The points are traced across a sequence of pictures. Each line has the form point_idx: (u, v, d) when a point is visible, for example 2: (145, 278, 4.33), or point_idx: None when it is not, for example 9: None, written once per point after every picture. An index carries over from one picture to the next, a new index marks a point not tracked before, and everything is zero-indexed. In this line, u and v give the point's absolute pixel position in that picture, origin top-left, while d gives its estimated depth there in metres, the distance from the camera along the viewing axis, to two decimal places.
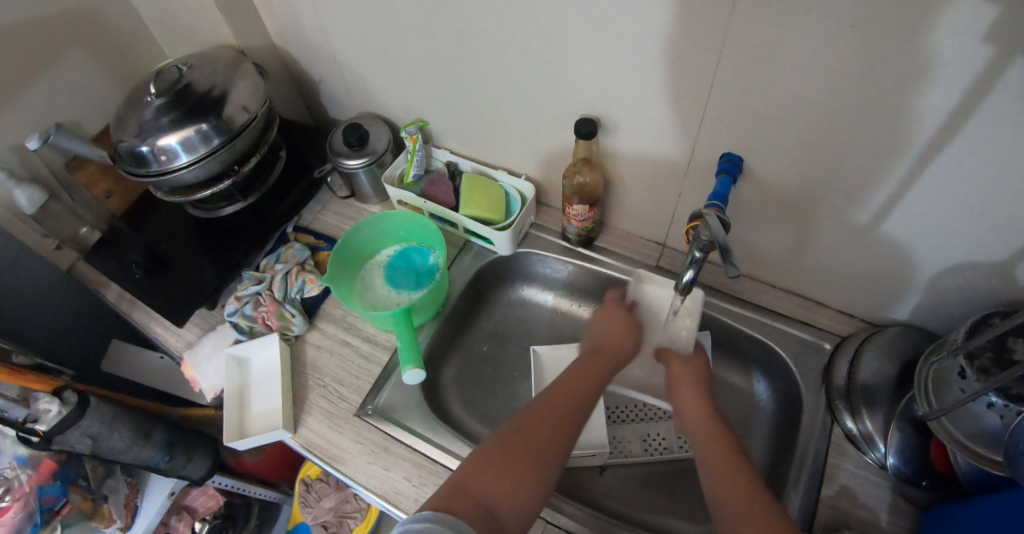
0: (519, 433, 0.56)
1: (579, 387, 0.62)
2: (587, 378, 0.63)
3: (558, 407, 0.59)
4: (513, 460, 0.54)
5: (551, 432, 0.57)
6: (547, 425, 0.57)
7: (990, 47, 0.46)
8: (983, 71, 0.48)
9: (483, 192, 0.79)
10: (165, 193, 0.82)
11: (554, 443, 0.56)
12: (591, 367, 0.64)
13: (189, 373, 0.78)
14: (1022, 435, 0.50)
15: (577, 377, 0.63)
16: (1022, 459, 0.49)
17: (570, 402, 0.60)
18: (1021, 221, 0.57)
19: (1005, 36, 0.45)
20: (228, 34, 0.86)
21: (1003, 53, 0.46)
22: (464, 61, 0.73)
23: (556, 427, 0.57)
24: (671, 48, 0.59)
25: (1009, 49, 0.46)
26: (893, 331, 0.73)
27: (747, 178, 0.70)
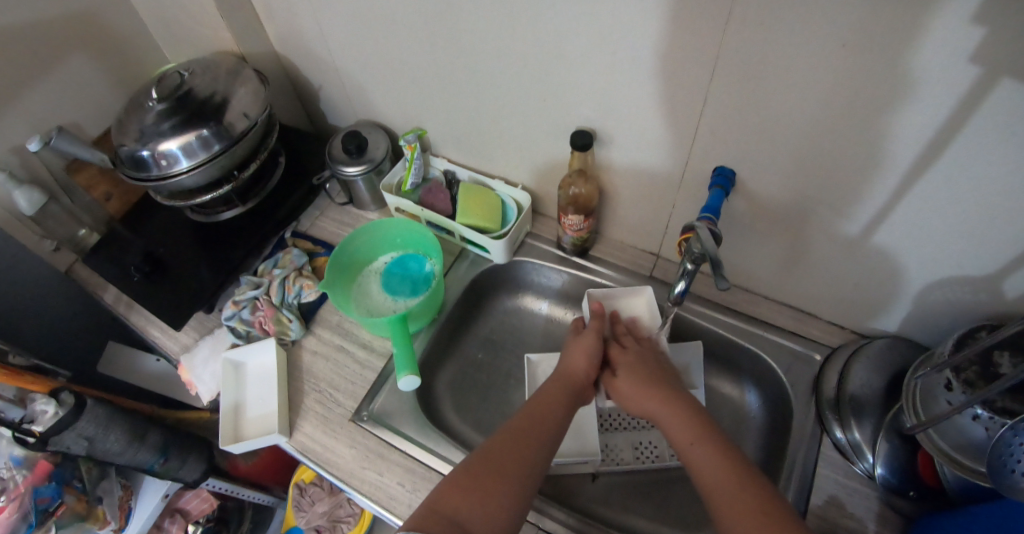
0: (490, 455, 0.57)
1: (547, 409, 0.62)
2: (554, 402, 0.63)
3: (528, 429, 0.60)
4: (487, 483, 0.54)
5: (521, 452, 0.58)
6: (516, 445, 0.58)
7: (975, 69, 0.48)
8: (969, 91, 0.49)
9: (479, 201, 0.80)
10: (164, 198, 0.83)
11: (526, 465, 0.57)
12: (556, 391, 0.65)
13: (185, 376, 0.78)
14: (1003, 446, 0.51)
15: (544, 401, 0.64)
16: (1002, 470, 0.50)
17: (540, 424, 0.61)
18: (1006, 237, 0.59)
19: (990, 57, 0.46)
20: (230, 41, 0.87)
21: (987, 75, 0.48)
22: (463, 72, 0.74)
23: (527, 449, 0.58)
24: (666, 64, 0.60)
25: (993, 71, 0.47)
26: (881, 343, 0.74)
27: (739, 192, 0.71)
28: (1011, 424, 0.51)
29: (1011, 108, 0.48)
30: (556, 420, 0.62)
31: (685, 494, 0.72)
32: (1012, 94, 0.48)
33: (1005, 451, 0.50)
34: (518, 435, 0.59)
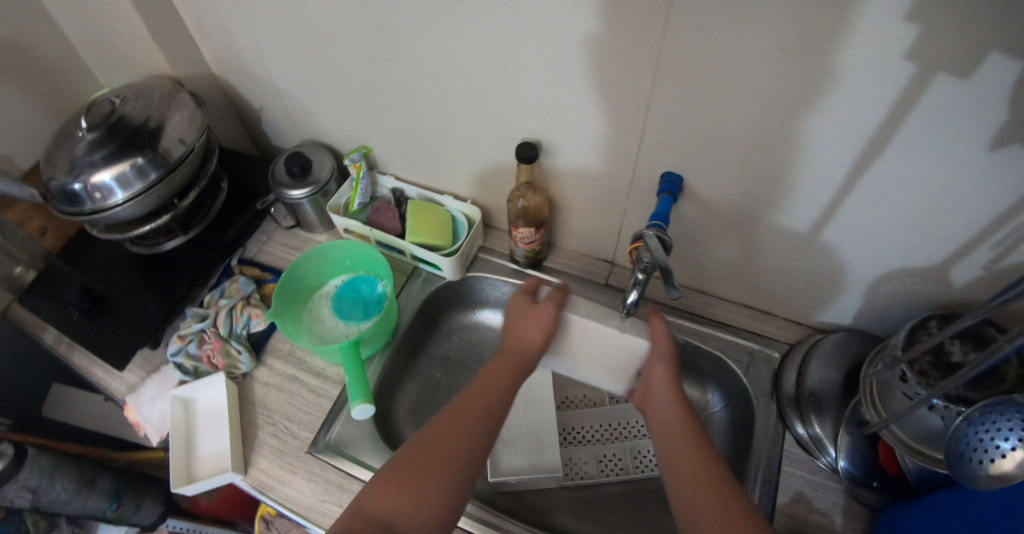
0: (428, 449, 0.52)
1: (492, 390, 0.57)
2: (501, 379, 0.58)
3: (467, 412, 0.55)
4: (422, 481, 0.50)
5: (460, 443, 0.53)
6: (456, 436, 0.53)
7: (911, 65, 0.48)
8: (907, 88, 0.50)
9: (429, 218, 0.78)
10: (101, 230, 0.79)
11: (461, 461, 0.52)
12: (503, 368, 0.59)
13: (133, 417, 0.75)
14: (961, 435, 0.50)
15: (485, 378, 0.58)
16: (963, 460, 0.50)
17: (480, 409, 0.55)
18: (948, 229, 0.60)
19: (925, 54, 0.47)
20: (164, 64, 0.83)
21: (923, 71, 0.48)
22: (405, 88, 0.72)
23: (463, 437, 0.53)
24: (608, 71, 0.59)
25: (928, 67, 0.48)
26: (836, 337, 0.75)
27: (688, 197, 0.70)
28: (966, 413, 0.51)
29: (946, 102, 0.49)
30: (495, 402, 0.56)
31: (652, 504, 0.71)
32: (946, 89, 0.48)
33: (963, 441, 0.50)
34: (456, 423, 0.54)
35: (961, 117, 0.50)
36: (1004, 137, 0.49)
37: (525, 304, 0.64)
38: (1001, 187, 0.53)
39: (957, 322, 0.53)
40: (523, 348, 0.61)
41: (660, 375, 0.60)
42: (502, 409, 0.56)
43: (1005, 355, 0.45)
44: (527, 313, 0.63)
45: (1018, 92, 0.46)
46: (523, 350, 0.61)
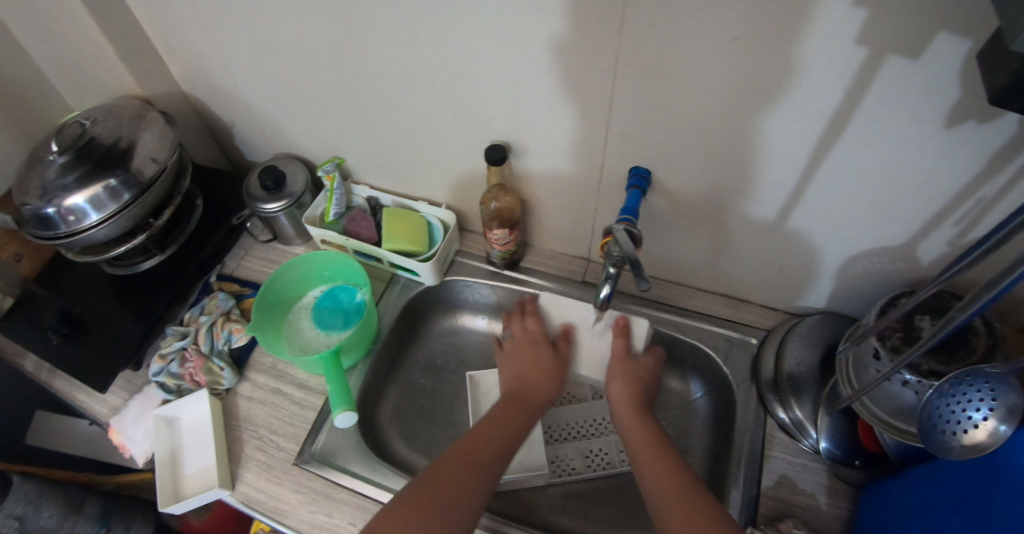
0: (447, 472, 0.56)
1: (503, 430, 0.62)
2: (510, 422, 0.64)
3: (476, 453, 0.59)
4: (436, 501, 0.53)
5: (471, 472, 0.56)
6: (468, 468, 0.57)
7: (862, 49, 0.49)
8: (860, 71, 0.51)
9: (405, 225, 0.79)
10: (76, 254, 0.78)
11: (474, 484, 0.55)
12: (510, 413, 0.65)
13: (117, 439, 0.75)
14: (933, 408, 0.51)
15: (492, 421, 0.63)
16: (936, 433, 0.51)
17: (491, 444, 0.60)
18: (911, 207, 0.61)
19: (875, 37, 0.48)
20: (133, 84, 0.83)
21: (874, 54, 0.49)
22: (372, 97, 0.73)
23: (475, 467, 0.57)
24: (570, 71, 0.60)
25: (879, 50, 0.48)
26: (811, 320, 0.76)
27: (657, 191, 0.71)
28: (937, 386, 0.52)
29: (899, 83, 0.50)
30: (500, 444, 0.61)
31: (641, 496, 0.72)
32: (899, 69, 0.49)
33: (936, 414, 0.51)
34: (466, 460, 0.57)
35: (916, 97, 0.51)
36: (958, 115, 0.50)
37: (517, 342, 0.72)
38: (959, 165, 0.54)
39: (918, 293, 0.56)
40: (530, 394, 0.68)
41: (620, 393, 0.66)
42: (507, 454, 0.60)
43: (956, 325, 0.48)
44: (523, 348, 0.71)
45: (968, 70, 0.47)
46: (523, 391, 0.68)
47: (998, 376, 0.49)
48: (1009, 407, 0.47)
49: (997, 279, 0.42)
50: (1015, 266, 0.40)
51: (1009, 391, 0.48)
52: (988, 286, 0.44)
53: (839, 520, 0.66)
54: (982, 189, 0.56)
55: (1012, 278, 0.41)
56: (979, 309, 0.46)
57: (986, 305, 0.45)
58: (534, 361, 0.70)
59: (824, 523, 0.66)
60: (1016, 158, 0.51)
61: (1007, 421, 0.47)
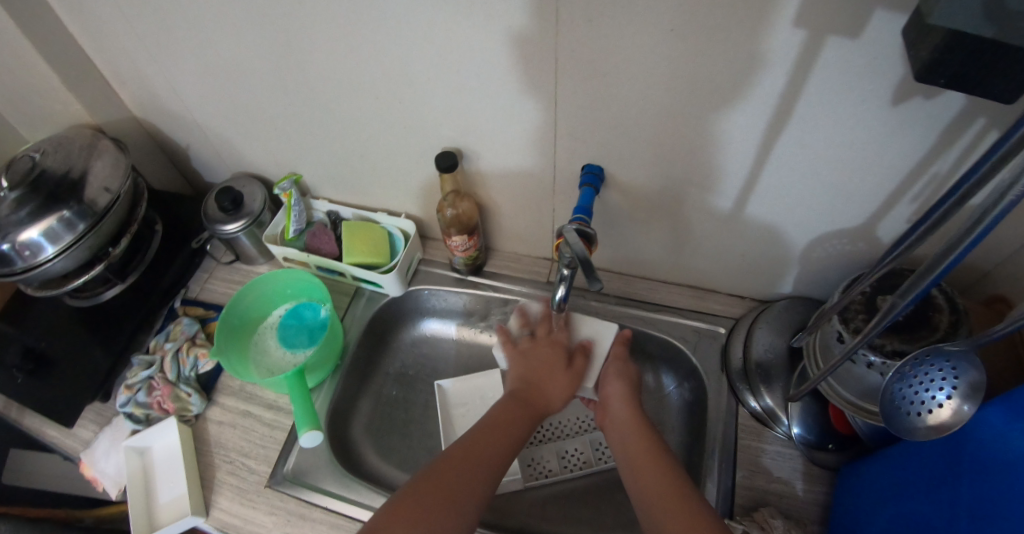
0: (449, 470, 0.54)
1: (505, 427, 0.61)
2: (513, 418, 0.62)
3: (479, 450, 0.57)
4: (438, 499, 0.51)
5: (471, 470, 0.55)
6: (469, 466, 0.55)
7: (801, 33, 0.48)
8: (800, 56, 0.50)
9: (365, 237, 0.78)
10: (35, 288, 0.77)
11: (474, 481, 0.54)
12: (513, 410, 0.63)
13: (89, 473, 0.73)
14: (895, 389, 0.51)
15: (500, 423, 0.61)
16: (901, 414, 0.51)
17: (493, 441, 0.59)
18: (865, 188, 0.61)
19: (812, 21, 0.47)
20: (82, 113, 0.82)
21: (814, 37, 0.48)
22: (322, 111, 0.72)
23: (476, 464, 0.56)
24: (513, 73, 0.59)
25: (818, 33, 0.48)
26: (778, 306, 0.77)
27: (612, 186, 0.71)
28: (897, 368, 0.51)
29: (839, 65, 0.50)
30: (500, 447, 0.59)
31: (619, 494, 0.72)
32: (839, 51, 0.49)
33: (898, 395, 0.51)
34: (466, 461, 0.56)
35: (859, 78, 0.50)
36: (904, 93, 0.50)
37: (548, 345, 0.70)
38: (909, 142, 0.54)
39: (874, 272, 0.56)
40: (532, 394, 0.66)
41: (617, 393, 0.65)
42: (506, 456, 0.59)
43: (900, 311, 0.48)
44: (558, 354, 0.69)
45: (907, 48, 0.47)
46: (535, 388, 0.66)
47: (958, 353, 0.49)
48: (970, 384, 0.48)
49: (938, 260, 0.42)
50: (959, 239, 0.40)
51: (969, 368, 0.48)
52: (934, 263, 0.43)
53: (816, 504, 0.66)
54: (934, 164, 0.56)
55: (954, 255, 0.41)
56: (933, 283, 0.44)
57: (938, 279, 0.44)
58: (557, 373, 0.67)
59: (801, 508, 0.66)
60: (964, 132, 0.51)
61: (970, 400, 0.48)
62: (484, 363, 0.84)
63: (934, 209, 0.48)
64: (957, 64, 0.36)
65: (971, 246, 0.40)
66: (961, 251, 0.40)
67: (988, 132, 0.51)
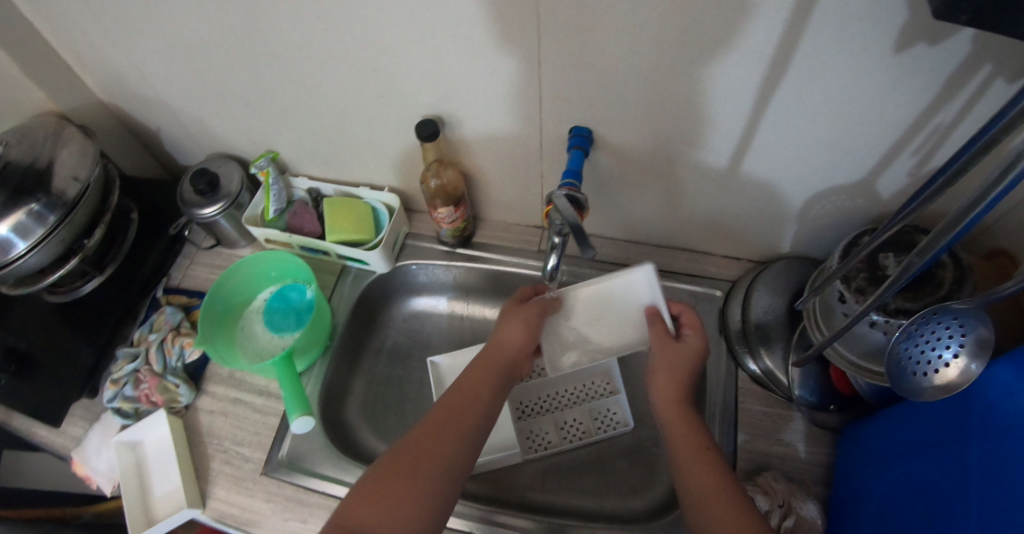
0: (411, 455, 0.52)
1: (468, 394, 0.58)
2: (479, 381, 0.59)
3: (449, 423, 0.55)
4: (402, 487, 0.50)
5: (441, 447, 0.53)
6: (436, 440, 0.54)
7: None
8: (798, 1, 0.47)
9: (347, 214, 0.75)
10: (9, 287, 0.74)
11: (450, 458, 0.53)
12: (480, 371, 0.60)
13: (81, 471, 0.72)
14: (901, 348, 0.49)
15: (457, 401, 0.57)
16: (906, 375, 0.49)
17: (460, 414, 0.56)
18: (865, 141, 0.58)
19: None
20: (44, 101, 0.78)
21: None
22: (293, 83, 0.69)
23: (441, 442, 0.54)
24: (494, 32, 0.56)
25: None
26: (777, 267, 0.73)
27: (603, 148, 0.68)
28: (903, 327, 0.49)
29: (839, 10, 0.46)
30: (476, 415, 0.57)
31: (620, 462, 0.71)
32: None
33: (904, 355, 0.49)
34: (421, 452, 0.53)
35: (860, 23, 0.47)
36: (908, 37, 0.47)
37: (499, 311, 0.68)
38: (910, 92, 0.52)
39: (884, 227, 0.53)
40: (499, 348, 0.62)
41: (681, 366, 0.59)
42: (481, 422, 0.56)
43: (911, 273, 0.46)
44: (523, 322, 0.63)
45: None
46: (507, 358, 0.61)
47: (965, 310, 0.47)
48: (977, 340, 0.46)
49: (957, 218, 0.40)
50: (985, 192, 0.37)
51: (978, 325, 0.46)
52: (957, 217, 0.40)
53: (819, 464, 0.65)
54: (938, 115, 0.53)
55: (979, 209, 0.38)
56: (948, 243, 0.42)
57: (956, 237, 0.41)
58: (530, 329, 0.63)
59: (804, 469, 0.65)
60: (970, 80, 0.49)
61: (977, 358, 0.46)
62: (478, 337, 0.83)
63: (953, 165, 0.45)
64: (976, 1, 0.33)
65: (998, 196, 0.37)
66: (985, 205, 0.38)
67: (995, 80, 0.48)
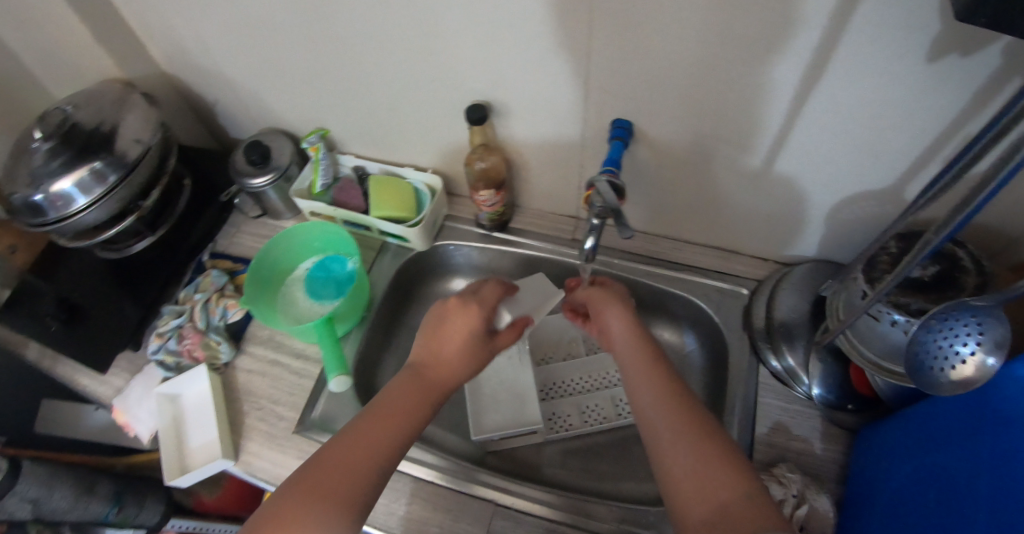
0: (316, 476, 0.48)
1: (398, 412, 0.54)
2: (409, 400, 0.55)
3: (367, 444, 0.51)
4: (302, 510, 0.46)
5: (352, 470, 0.49)
6: (348, 457, 0.50)
7: None
8: (837, 8, 0.49)
9: (392, 191, 0.79)
10: (68, 240, 0.78)
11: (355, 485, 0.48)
12: (414, 388, 0.56)
13: (122, 418, 0.76)
14: (920, 344, 0.51)
15: (381, 419, 0.53)
16: (924, 369, 0.50)
17: (379, 434, 0.52)
18: (896, 148, 0.60)
19: None
20: (112, 68, 0.82)
21: None
22: (350, 63, 0.72)
23: (351, 464, 0.49)
24: (547, 23, 0.59)
25: None
26: (804, 268, 0.76)
27: (642, 141, 0.71)
28: (923, 322, 0.51)
29: (876, 18, 0.49)
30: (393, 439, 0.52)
31: (638, 448, 0.73)
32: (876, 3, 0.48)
33: (923, 350, 0.50)
34: (328, 473, 0.48)
35: (895, 32, 0.49)
36: (941, 48, 0.49)
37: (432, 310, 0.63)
38: (940, 101, 0.54)
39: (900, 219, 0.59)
40: (443, 364, 0.58)
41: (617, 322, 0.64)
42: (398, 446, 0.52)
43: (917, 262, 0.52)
44: (467, 338, 0.60)
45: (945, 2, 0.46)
46: (442, 379, 0.57)
47: (984, 309, 0.49)
48: (995, 340, 0.48)
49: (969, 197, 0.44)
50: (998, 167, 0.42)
51: (995, 325, 0.48)
52: (963, 203, 0.45)
53: (833, 461, 0.67)
54: (967, 125, 0.55)
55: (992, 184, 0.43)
56: (954, 229, 0.48)
57: (961, 224, 0.47)
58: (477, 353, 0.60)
59: (819, 466, 0.67)
60: (1000, 92, 0.51)
61: (993, 353, 0.48)
62: None
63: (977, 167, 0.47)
64: (999, 9, 0.36)
65: (1005, 178, 0.42)
66: (999, 179, 0.43)
67: None
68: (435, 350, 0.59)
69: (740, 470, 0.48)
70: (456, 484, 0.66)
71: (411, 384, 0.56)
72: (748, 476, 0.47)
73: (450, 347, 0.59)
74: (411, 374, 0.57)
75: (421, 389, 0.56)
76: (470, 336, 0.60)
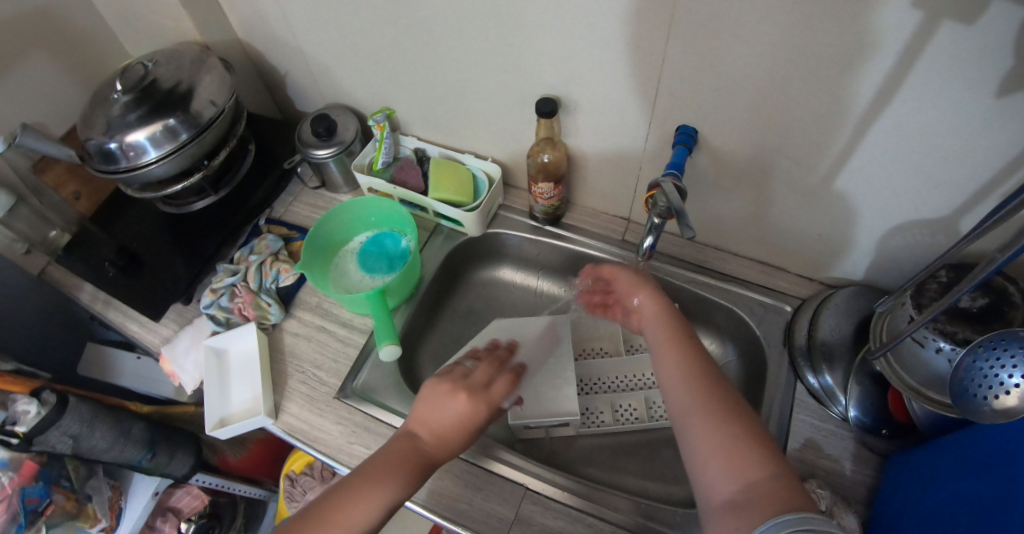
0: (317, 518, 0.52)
1: (392, 471, 0.55)
2: (399, 463, 0.56)
3: (359, 496, 0.53)
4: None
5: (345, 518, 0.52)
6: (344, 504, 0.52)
7: (918, 13, 0.49)
8: (914, 36, 0.50)
9: (451, 176, 0.81)
10: (135, 190, 0.82)
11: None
12: (406, 451, 0.57)
13: (169, 367, 0.78)
14: (966, 370, 0.51)
15: (376, 475, 0.54)
16: (967, 395, 0.50)
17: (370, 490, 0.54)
18: (954, 180, 0.61)
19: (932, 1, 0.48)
20: (192, 31, 0.86)
21: (929, 18, 0.49)
22: (425, 47, 0.74)
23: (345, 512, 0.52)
24: (626, 25, 0.61)
25: (935, 14, 0.48)
26: (850, 291, 0.76)
27: (702, 149, 0.72)
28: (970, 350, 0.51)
29: (952, 49, 0.50)
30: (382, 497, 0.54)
31: (667, 451, 0.74)
32: (953, 34, 0.49)
33: (968, 378, 0.51)
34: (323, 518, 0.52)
35: (968, 64, 0.50)
36: (1011, 84, 0.50)
37: (437, 378, 0.62)
38: (1005, 137, 0.55)
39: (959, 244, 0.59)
40: (434, 438, 0.58)
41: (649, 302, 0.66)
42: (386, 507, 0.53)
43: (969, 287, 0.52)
44: (451, 422, 0.59)
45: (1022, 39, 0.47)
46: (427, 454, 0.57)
47: None
48: None
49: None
50: None
51: None
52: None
53: (863, 484, 0.67)
54: None
55: None
56: (1016, 253, 0.47)
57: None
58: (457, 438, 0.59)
59: (847, 487, 0.67)
60: None
61: None
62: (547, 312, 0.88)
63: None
64: None
65: None
66: None
67: None
68: (426, 425, 0.58)
69: (774, 453, 0.50)
70: (494, 465, 0.68)
71: (400, 452, 0.56)
72: (780, 461, 0.49)
73: (435, 426, 0.58)
74: (404, 439, 0.58)
75: (410, 458, 0.56)
76: (454, 423, 0.59)
